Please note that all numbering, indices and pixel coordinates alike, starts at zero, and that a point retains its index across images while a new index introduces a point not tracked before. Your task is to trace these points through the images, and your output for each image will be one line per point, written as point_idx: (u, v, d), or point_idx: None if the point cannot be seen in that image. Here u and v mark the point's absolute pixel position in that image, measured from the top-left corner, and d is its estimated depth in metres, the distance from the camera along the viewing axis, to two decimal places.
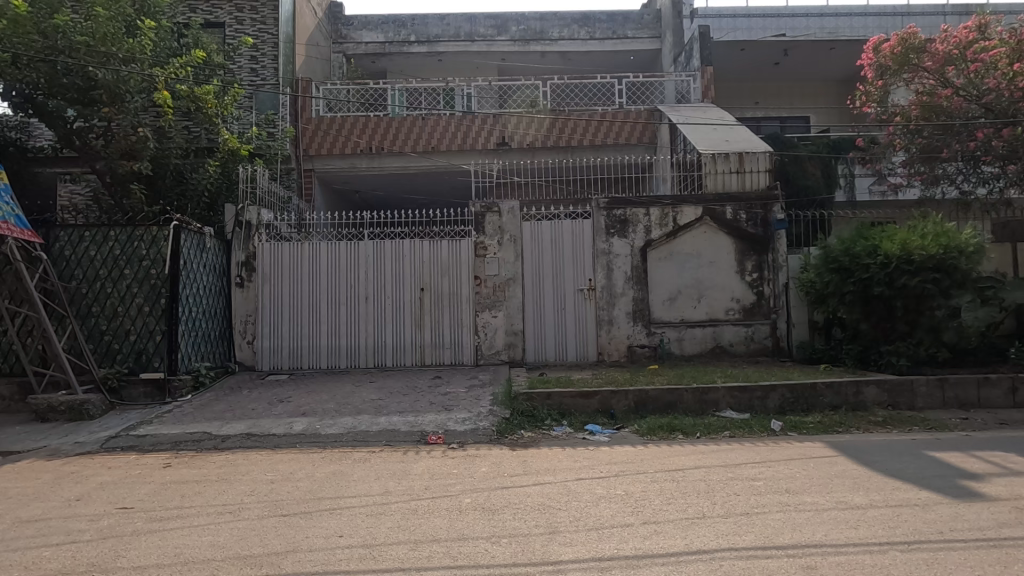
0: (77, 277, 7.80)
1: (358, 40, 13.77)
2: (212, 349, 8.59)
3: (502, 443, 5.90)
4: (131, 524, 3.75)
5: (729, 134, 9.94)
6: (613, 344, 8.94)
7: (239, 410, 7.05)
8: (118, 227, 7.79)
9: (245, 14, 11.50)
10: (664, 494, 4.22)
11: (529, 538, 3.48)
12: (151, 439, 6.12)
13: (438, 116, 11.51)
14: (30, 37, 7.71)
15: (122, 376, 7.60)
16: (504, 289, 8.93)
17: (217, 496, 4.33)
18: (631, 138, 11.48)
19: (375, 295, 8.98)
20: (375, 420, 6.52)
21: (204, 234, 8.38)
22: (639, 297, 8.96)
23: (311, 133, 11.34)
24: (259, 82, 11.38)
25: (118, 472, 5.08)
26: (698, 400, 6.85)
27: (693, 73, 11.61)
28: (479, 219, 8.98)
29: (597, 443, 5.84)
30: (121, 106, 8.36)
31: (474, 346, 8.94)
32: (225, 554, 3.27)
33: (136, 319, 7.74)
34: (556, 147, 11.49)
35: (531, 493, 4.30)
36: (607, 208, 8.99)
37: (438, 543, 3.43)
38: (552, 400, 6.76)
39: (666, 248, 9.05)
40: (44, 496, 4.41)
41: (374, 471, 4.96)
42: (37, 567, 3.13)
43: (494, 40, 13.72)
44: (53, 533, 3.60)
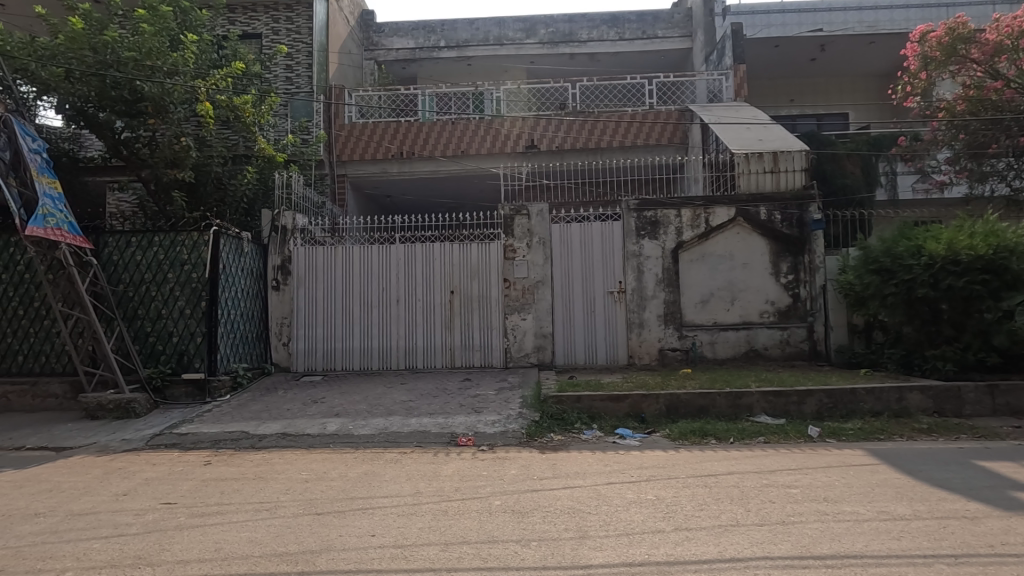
0: (124, 281, 8.14)
1: (389, 47, 14.04)
2: (249, 351, 8.85)
3: (531, 446, 5.90)
4: (174, 519, 3.90)
5: (763, 133, 9.73)
6: (644, 347, 8.84)
7: (275, 410, 7.24)
8: (161, 232, 8.10)
9: (280, 24, 11.84)
10: (696, 499, 4.16)
11: (559, 541, 3.47)
12: (192, 437, 6.34)
13: (467, 120, 11.62)
14: (82, 53, 8.25)
15: (165, 376, 7.89)
16: (533, 292, 8.93)
17: (254, 494, 4.46)
18: (661, 138, 11.36)
19: (405, 297, 9.11)
20: (406, 422, 6.60)
21: (242, 239, 8.65)
22: (670, 300, 8.84)
23: (343, 139, 11.59)
24: (294, 89, 11.68)
25: (162, 469, 5.28)
26: (732, 405, 6.72)
27: (725, 72, 11.40)
28: (508, 222, 9.01)
29: (627, 447, 5.79)
30: (165, 117, 8.70)
31: (504, 349, 8.97)
32: (263, 550, 3.35)
33: (178, 321, 8.03)
34: (585, 149, 11.43)
35: (561, 496, 4.30)
36: (637, 210, 8.90)
37: (469, 544, 3.46)
38: (581, 404, 6.73)
39: (698, 250, 8.91)
40: (93, 490, 4.61)
41: (405, 472, 5.03)
42: (88, 558, 3.28)
43: (523, 43, 13.77)
44: (102, 526, 3.76)
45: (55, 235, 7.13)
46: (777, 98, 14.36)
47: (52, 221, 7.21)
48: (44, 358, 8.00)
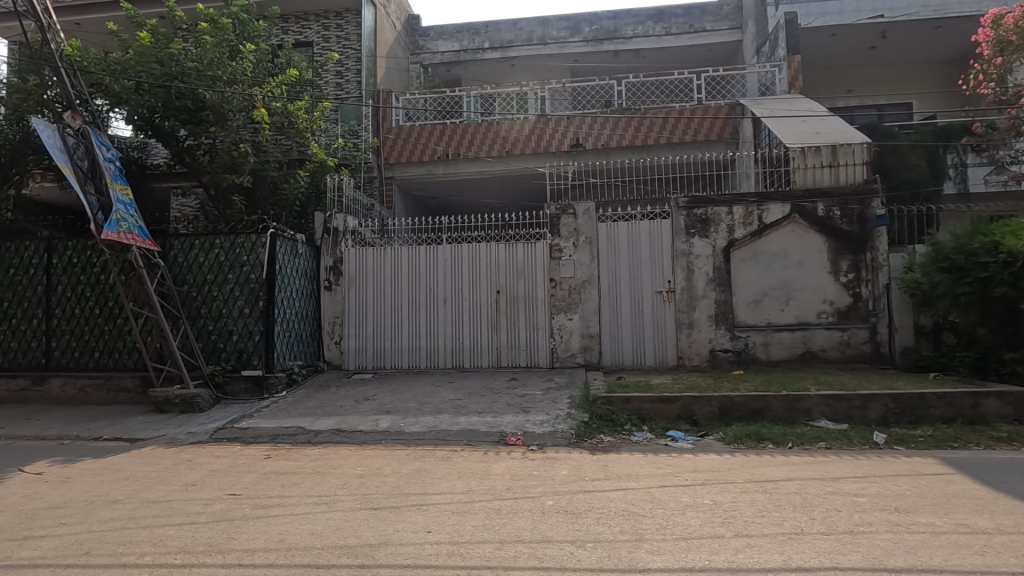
0: (188, 281, 8.55)
1: (434, 50, 14.26)
2: (304, 349, 9.16)
3: (581, 447, 5.84)
4: (240, 509, 4.06)
5: (820, 125, 9.36)
6: (694, 348, 8.61)
7: (329, 407, 7.45)
8: (222, 235, 8.47)
9: (331, 32, 12.20)
10: (755, 505, 4.02)
11: (615, 544, 3.42)
12: (252, 432, 6.60)
13: (512, 120, 11.65)
14: (151, 65, 8.71)
15: (226, 373, 8.23)
16: (579, 292, 8.86)
17: (313, 487, 4.59)
18: (711, 133, 11.06)
19: (452, 297, 9.21)
20: (455, 420, 6.67)
21: (296, 240, 8.96)
22: (721, 299, 8.60)
23: (391, 142, 11.82)
24: (344, 95, 11.98)
25: (226, 461, 5.51)
26: (789, 408, 6.48)
27: (778, 63, 11.01)
28: (555, 221, 8.97)
29: (680, 450, 5.67)
30: (225, 124, 9.08)
31: (550, 349, 8.94)
32: (324, 543, 3.44)
33: (238, 320, 8.37)
34: (632, 147, 11.25)
35: (614, 498, 4.23)
36: (686, 208, 8.71)
37: (523, 543, 3.45)
38: (631, 405, 6.63)
39: (750, 248, 8.63)
40: (165, 480, 4.86)
41: (457, 470, 5.07)
42: (163, 544, 3.46)
43: (566, 42, 13.71)
44: (174, 514, 3.96)
45: (126, 239, 7.56)
46: (834, 89, 13.81)
47: (124, 226, 7.65)
48: (117, 354, 8.49)
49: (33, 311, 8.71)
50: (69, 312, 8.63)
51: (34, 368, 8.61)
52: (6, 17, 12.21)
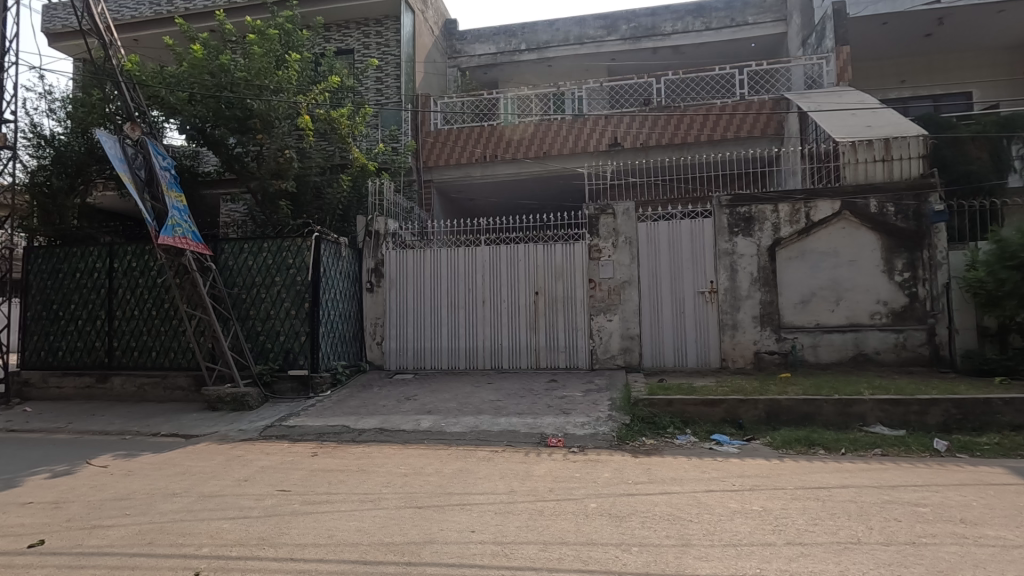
0: (237, 284, 8.87)
1: (471, 53, 14.40)
2: (347, 349, 9.37)
3: (623, 450, 5.76)
4: (290, 505, 4.18)
5: (871, 118, 8.99)
6: (738, 350, 8.38)
7: (371, 406, 7.60)
8: (270, 239, 8.75)
9: (371, 39, 12.46)
10: (808, 513, 3.88)
11: (662, 548, 3.36)
12: (299, 430, 6.79)
13: (550, 120, 11.63)
14: (203, 77, 9.10)
15: (274, 372, 8.50)
16: (619, 293, 8.77)
17: (359, 485, 4.69)
18: (754, 130, 10.75)
19: (491, 298, 9.26)
20: (495, 421, 6.71)
21: (340, 244, 9.18)
22: (767, 300, 8.35)
23: (430, 145, 11.99)
24: (384, 100, 12.22)
25: (275, 458, 5.69)
26: (841, 413, 6.25)
27: (826, 55, 10.64)
28: (593, 221, 8.91)
29: (725, 454, 5.53)
30: (271, 132, 9.38)
31: (590, 350, 8.87)
32: (371, 540, 3.51)
33: (285, 321, 8.63)
34: (672, 145, 11.07)
35: (659, 502, 4.16)
36: (729, 206, 8.50)
37: (568, 546, 3.43)
38: (673, 408, 6.50)
39: (797, 247, 8.35)
40: (219, 475, 5.06)
41: (498, 470, 5.09)
42: (220, 537, 3.59)
43: (603, 41, 13.60)
44: (228, 508, 4.11)
45: (181, 243, 7.89)
46: (885, 81, 13.29)
47: (179, 231, 7.98)
48: (173, 354, 8.88)
49: (97, 313, 9.21)
50: (129, 314, 9.09)
51: (98, 367, 9.09)
52: (72, 35, 12.96)
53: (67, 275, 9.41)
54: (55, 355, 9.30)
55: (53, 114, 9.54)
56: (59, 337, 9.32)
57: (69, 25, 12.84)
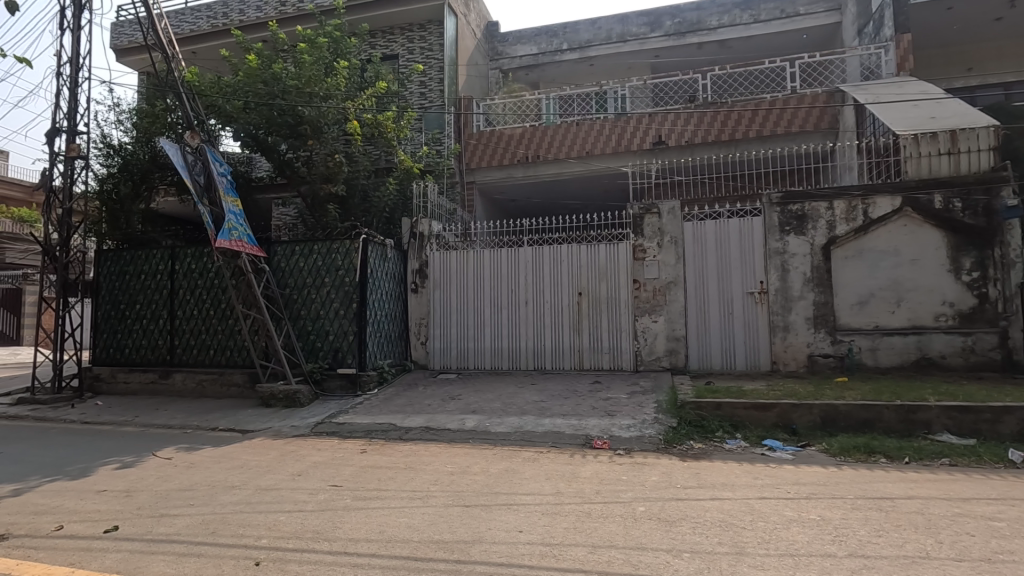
0: (289, 285, 9.19)
1: (513, 55, 14.46)
2: (393, 349, 9.56)
3: (670, 453, 5.65)
4: (343, 500, 4.30)
5: (935, 109, 8.53)
6: (790, 353, 8.09)
7: (417, 405, 7.72)
8: (319, 241, 9.02)
9: (415, 43, 12.69)
10: (871, 523, 3.71)
11: (715, 556, 3.27)
12: (348, 427, 6.97)
13: (593, 120, 11.54)
14: (257, 87, 9.50)
15: (324, 370, 8.76)
16: (664, 293, 8.62)
17: (407, 483, 4.78)
18: (807, 124, 10.37)
19: (534, 299, 9.28)
20: (539, 421, 6.71)
21: (386, 245, 9.39)
22: (821, 301, 8.03)
23: (473, 148, 12.09)
24: (427, 104, 12.43)
25: (326, 454, 5.86)
26: (903, 420, 5.95)
27: (885, 44, 10.15)
28: (638, 221, 8.79)
29: (779, 460, 5.35)
30: (321, 137, 9.69)
31: (634, 352, 8.74)
32: (421, 536, 3.56)
33: (334, 321, 8.88)
34: (719, 142, 10.78)
35: (710, 508, 4.07)
36: (780, 204, 8.23)
37: (617, 549, 3.39)
38: (722, 411, 6.35)
39: (854, 246, 8.00)
40: (274, 469, 5.25)
41: (544, 471, 5.09)
42: (277, 529, 3.73)
43: (647, 38, 13.40)
44: (285, 502, 4.26)
45: (237, 246, 8.23)
46: (950, 69, 12.59)
47: (235, 234, 8.32)
48: (229, 352, 9.26)
49: (161, 312, 9.72)
50: (189, 313, 9.55)
51: (161, 364, 9.59)
52: (137, 50, 13.73)
53: (133, 276, 9.97)
54: (122, 352, 9.86)
55: (121, 125, 10.14)
56: (126, 335, 9.88)
57: (135, 40, 13.61)
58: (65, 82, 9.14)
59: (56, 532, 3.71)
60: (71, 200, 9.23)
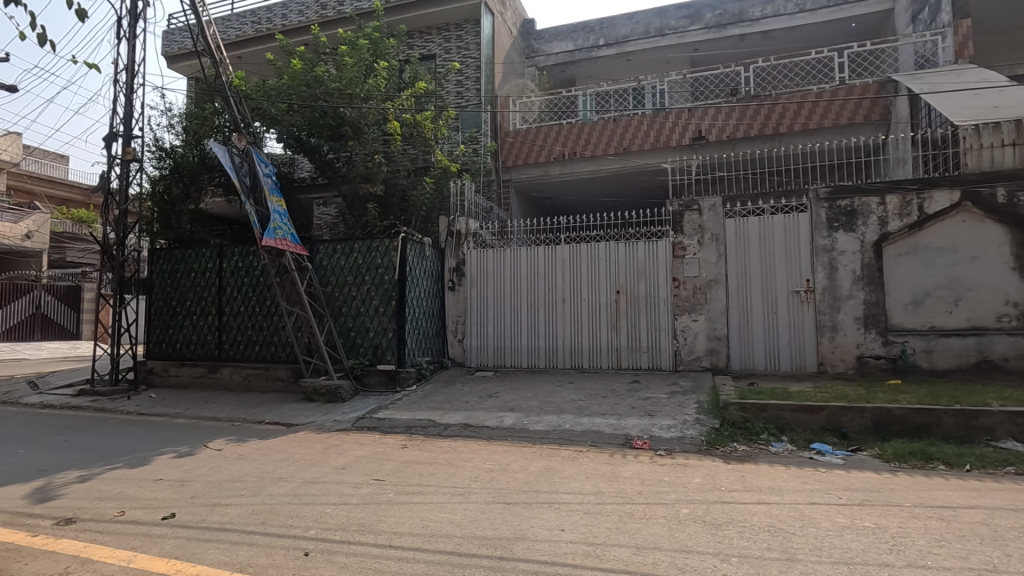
0: (330, 282, 9.40)
1: (549, 52, 14.36)
2: (430, 346, 9.67)
3: (713, 455, 5.53)
4: (386, 494, 4.37)
5: (998, 98, 8.08)
6: (838, 353, 7.80)
7: (455, 402, 7.79)
8: (360, 240, 9.19)
9: (451, 43, 12.78)
10: (931, 533, 3.54)
11: (764, 562, 3.18)
12: (388, 422, 7.09)
13: (630, 116, 11.39)
14: (300, 89, 9.76)
15: (364, 366, 8.92)
16: (705, 292, 8.43)
17: (449, 478, 4.83)
18: (856, 116, 9.97)
19: (571, 297, 9.23)
20: (578, 420, 6.67)
21: (424, 243, 9.49)
22: (872, 300, 7.70)
23: (509, 145, 12.09)
24: (464, 103, 12.51)
25: (368, 449, 5.97)
26: (963, 425, 5.68)
27: (942, 30, 9.65)
28: (677, 218, 8.63)
29: (829, 465, 5.17)
30: (361, 138, 9.88)
31: (674, 351, 8.59)
32: (463, 532, 3.59)
33: (374, 318, 9.04)
34: (763, 136, 10.46)
35: (757, 512, 3.96)
36: (828, 199, 7.94)
37: (662, 551, 3.34)
38: (767, 413, 6.18)
39: (908, 242, 7.64)
40: (319, 463, 5.38)
41: (584, 470, 5.06)
42: (324, 520, 3.82)
43: (686, 31, 13.16)
44: (330, 494, 4.36)
45: (281, 245, 8.45)
46: (1013, 56, 11.94)
47: (280, 233, 8.56)
48: (273, 347, 9.54)
49: (209, 309, 10.09)
50: (236, 310, 9.88)
51: (210, 358, 9.95)
52: (187, 57, 14.27)
53: (184, 274, 10.37)
54: (174, 346, 10.28)
55: (172, 129, 10.56)
56: (177, 330, 10.29)
57: (185, 47, 14.15)
58: (121, 89, 9.57)
59: (119, 518, 3.90)
60: (126, 201, 9.65)
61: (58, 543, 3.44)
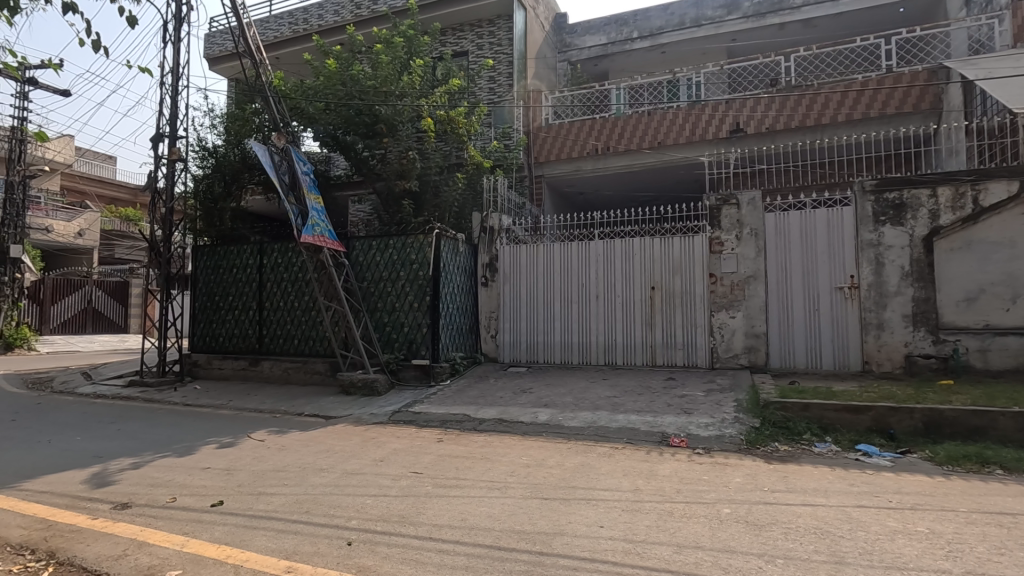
0: (366, 278, 9.55)
1: (582, 46, 14.29)
2: (464, 341, 9.73)
3: (754, 454, 5.41)
4: (424, 487, 4.42)
5: None
6: (885, 352, 7.52)
7: (489, 397, 7.82)
8: (394, 236, 9.30)
9: (484, 39, 12.79)
10: (990, 540, 3.39)
11: (811, 564, 3.10)
12: (424, 416, 7.17)
13: (665, 109, 11.20)
14: (336, 88, 9.94)
15: (399, 361, 9.04)
16: (743, 288, 8.23)
17: (485, 473, 4.85)
18: (904, 104, 9.57)
19: (605, 293, 9.15)
20: (613, 417, 6.61)
21: (457, 240, 9.54)
22: (921, 297, 7.38)
23: (541, 141, 12.02)
24: (497, 99, 12.52)
25: (404, 442, 6.05)
26: (1021, 428, 5.41)
27: (999, 13, 9.17)
28: (714, 213, 8.44)
29: (876, 467, 4.99)
30: (396, 135, 9.98)
31: (710, 348, 8.42)
32: (502, 526, 3.60)
33: (409, 313, 9.15)
34: (803, 127, 10.16)
35: (802, 514, 3.85)
36: (875, 192, 7.65)
37: (704, 550, 3.28)
38: (810, 412, 6.01)
39: (961, 237, 7.30)
40: (358, 455, 5.47)
41: (621, 467, 5.01)
42: (365, 511, 3.88)
43: (723, 21, 12.85)
44: (370, 486, 4.44)
45: (319, 241, 8.65)
46: None
47: (319, 230, 8.76)
48: (311, 342, 9.75)
49: (250, 304, 10.37)
50: (276, 305, 10.13)
51: (251, 352, 10.24)
52: (228, 59, 14.68)
53: (226, 270, 10.69)
54: (217, 340, 10.61)
55: (214, 128, 10.90)
56: (220, 324, 10.62)
57: (226, 50, 14.57)
58: (167, 91, 9.91)
59: (170, 504, 4.05)
60: (172, 200, 9.99)
61: (116, 526, 3.60)
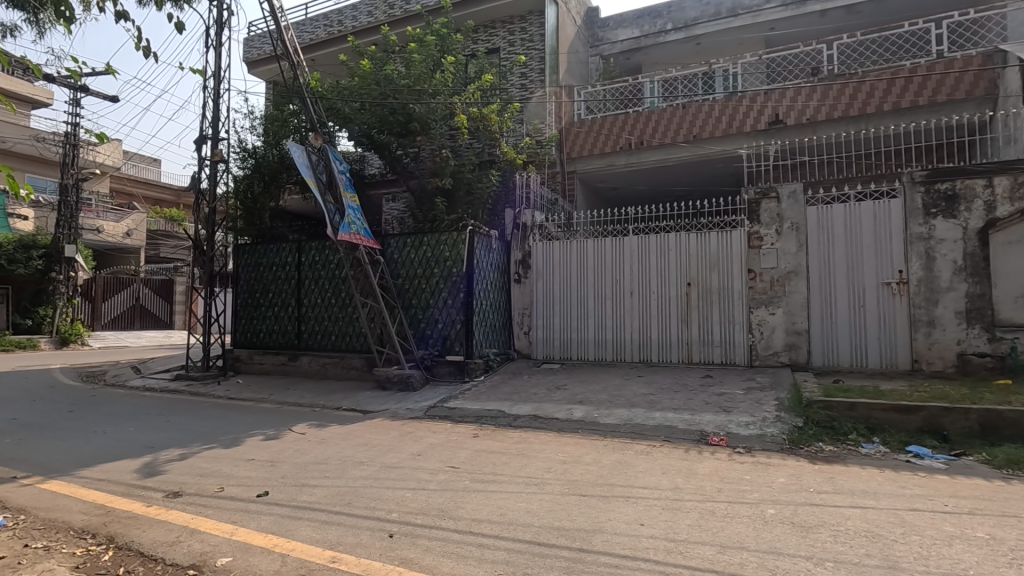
0: (401, 275, 9.66)
1: (614, 40, 14.14)
2: (497, 337, 9.75)
3: (797, 454, 5.26)
4: (462, 482, 4.45)
5: None
6: (935, 350, 7.21)
7: (523, 393, 7.83)
8: (429, 233, 9.39)
9: (516, 35, 12.79)
10: None
11: (863, 568, 2.99)
12: (458, 411, 7.22)
13: (700, 102, 10.98)
14: (370, 88, 10.07)
15: (433, 357, 9.14)
16: (784, 284, 8.03)
17: (521, 468, 4.84)
18: (955, 91, 9.15)
19: (640, 289, 9.04)
20: (650, 415, 6.52)
21: (490, 236, 9.58)
22: (975, 292, 7.06)
23: (573, 137, 11.92)
24: (528, 94, 12.49)
25: (441, 437, 6.10)
26: None
27: None
28: (753, 207, 8.25)
29: (929, 469, 4.79)
30: (429, 133, 10.07)
31: (749, 346, 8.24)
32: (541, 522, 3.59)
33: (443, 310, 9.23)
34: (846, 117, 9.80)
35: (851, 516, 3.72)
36: (925, 183, 7.34)
37: (749, 551, 3.21)
38: (856, 412, 5.82)
39: (1019, 229, 6.94)
40: (395, 449, 5.55)
41: (659, 465, 4.94)
42: (405, 504, 3.93)
43: (761, 9, 12.51)
44: (408, 479, 4.49)
45: (355, 238, 8.77)
46: None
47: (354, 227, 8.90)
48: (347, 337, 9.94)
49: (289, 301, 10.64)
50: (313, 302, 10.36)
51: (290, 347, 10.50)
52: (266, 61, 15.06)
53: (265, 268, 10.97)
54: (257, 335, 10.92)
55: (254, 130, 11.20)
56: (260, 320, 10.93)
57: (264, 53, 14.94)
58: (210, 94, 10.23)
59: (219, 493, 4.18)
60: (214, 200, 10.31)
61: (169, 514, 3.74)
